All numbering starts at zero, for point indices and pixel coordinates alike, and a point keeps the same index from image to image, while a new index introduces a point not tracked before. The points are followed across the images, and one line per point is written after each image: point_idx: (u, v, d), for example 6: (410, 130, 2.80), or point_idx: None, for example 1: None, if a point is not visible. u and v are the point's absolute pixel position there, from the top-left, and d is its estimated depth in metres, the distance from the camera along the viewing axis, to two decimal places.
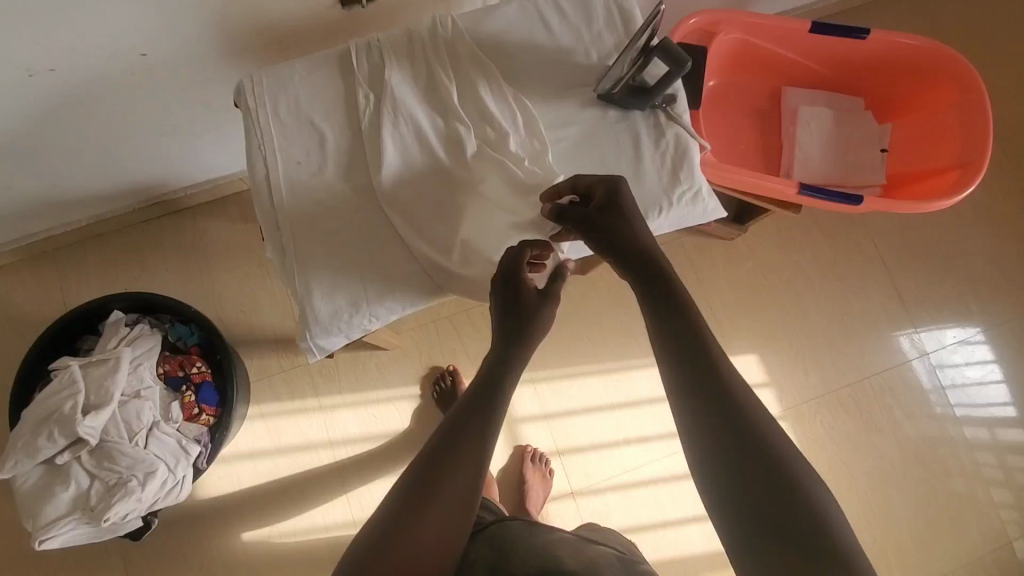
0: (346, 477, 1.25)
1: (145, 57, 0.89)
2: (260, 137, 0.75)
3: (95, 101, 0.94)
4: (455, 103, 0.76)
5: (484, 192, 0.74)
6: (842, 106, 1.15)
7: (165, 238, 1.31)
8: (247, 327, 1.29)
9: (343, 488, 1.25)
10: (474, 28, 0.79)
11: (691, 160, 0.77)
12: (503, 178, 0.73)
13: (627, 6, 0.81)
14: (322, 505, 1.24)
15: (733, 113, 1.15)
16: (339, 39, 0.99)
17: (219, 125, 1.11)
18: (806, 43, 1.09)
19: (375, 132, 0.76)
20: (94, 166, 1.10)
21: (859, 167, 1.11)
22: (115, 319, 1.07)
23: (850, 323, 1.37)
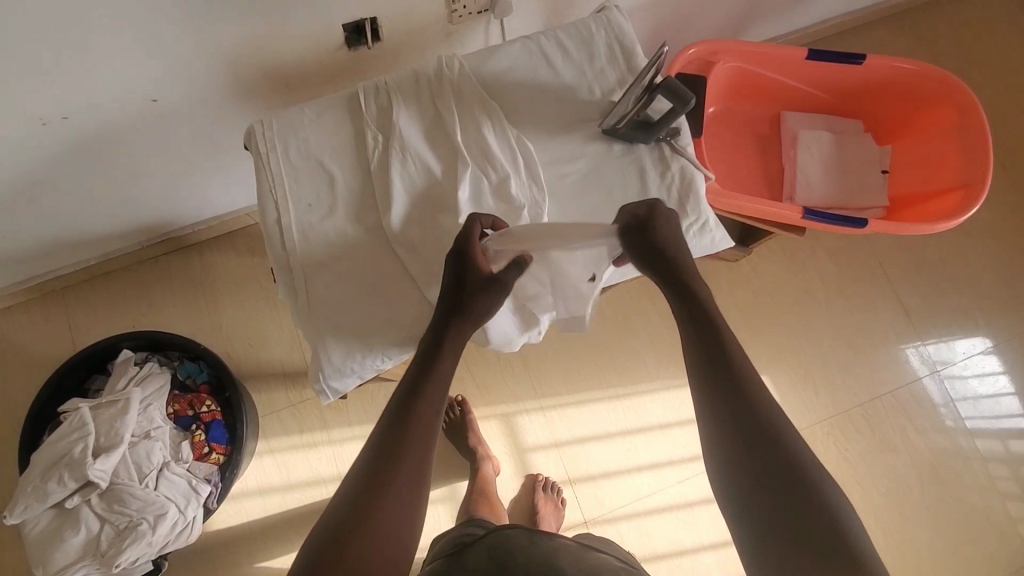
0: None
1: (156, 102, 0.91)
2: (271, 180, 0.76)
3: (106, 145, 0.96)
4: (461, 142, 0.77)
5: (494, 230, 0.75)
6: (842, 128, 1.16)
7: (173, 274, 1.32)
8: (255, 361, 1.28)
9: None
10: (479, 68, 0.81)
11: (697, 192, 0.79)
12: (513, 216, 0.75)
13: (628, 42, 0.83)
14: None
15: (733, 139, 1.16)
16: (346, 78, 1.01)
17: (227, 164, 1.12)
18: (804, 69, 1.10)
19: (384, 172, 0.77)
20: (104, 207, 1.11)
21: (861, 189, 1.12)
22: (125, 357, 1.08)
23: (858, 342, 1.36)
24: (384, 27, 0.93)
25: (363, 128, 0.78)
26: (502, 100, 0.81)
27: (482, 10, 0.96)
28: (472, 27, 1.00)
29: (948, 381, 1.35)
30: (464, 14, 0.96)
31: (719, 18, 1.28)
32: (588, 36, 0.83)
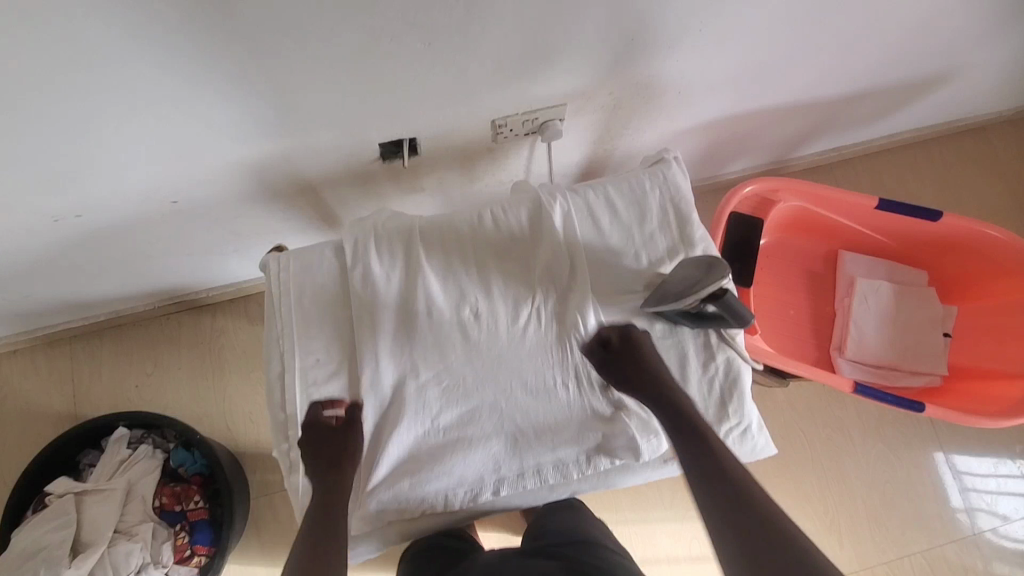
0: None
1: (176, 202, 0.86)
2: (281, 328, 0.70)
3: (120, 234, 0.91)
4: (491, 298, 0.72)
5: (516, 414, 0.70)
6: (904, 278, 1.07)
7: (181, 335, 1.27)
8: (253, 438, 1.23)
9: None
10: (510, 219, 0.75)
11: (742, 389, 0.71)
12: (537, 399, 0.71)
13: (683, 205, 0.75)
14: None
15: (783, 275, 1.09)
16: (379, 182, 0.95)
17: (245, 248, 1.07)
18: (870, 215, 1.02)
19: (405, 330, 0.71)
20: (116, 278, 1.07)
21: (920, 351, 1.02)
22: (120, 436, 1.04)
23: (893, 492, 1.26)
24: (424, 144, 0.86)
25: (384, 275, 0.72)
26: (535, 258, 0.74)
27: (529, 133, 0.90)
28: (517, 146, 0.93)
29: (987, 506, 1.24)
30: (510, 136, 0.89)
31: (781, 136, 1.20)
32: (640, 196, 0.76)
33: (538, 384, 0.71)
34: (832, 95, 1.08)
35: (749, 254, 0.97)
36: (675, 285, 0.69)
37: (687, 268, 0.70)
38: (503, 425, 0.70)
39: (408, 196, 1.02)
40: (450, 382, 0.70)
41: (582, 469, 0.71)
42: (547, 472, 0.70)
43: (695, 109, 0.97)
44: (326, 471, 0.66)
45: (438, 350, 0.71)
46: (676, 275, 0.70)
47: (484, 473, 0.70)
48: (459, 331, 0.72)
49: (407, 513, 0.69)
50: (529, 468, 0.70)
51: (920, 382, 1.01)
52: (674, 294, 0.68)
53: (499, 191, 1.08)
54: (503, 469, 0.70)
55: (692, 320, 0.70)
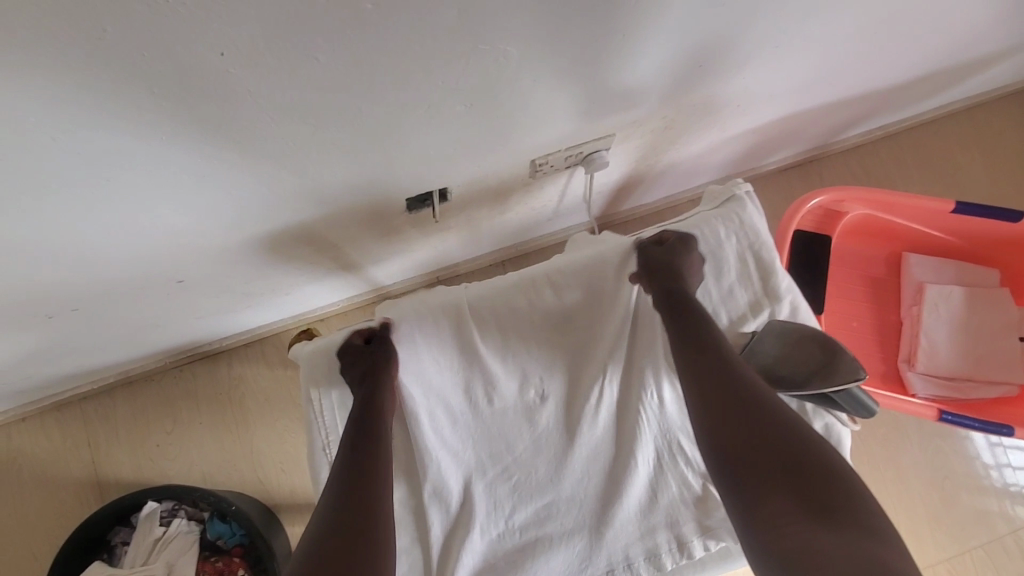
0: None
1: (182, 279, 0.76)
2: (325, 435, 0.66)
3: (122, 313, 0.81)
4: (555, 378, 0.66)
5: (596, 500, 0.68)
6: (975, 280, 0.99)
7: (197, 387, 1.19)
8: (287, 489, 1.17)
9: None
10: (568, 281, 0.63)
11: (843, 460, 0.64)
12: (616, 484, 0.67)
13: (764, 252, 0.66)
14: None
15: (844, 285, 1.01)
16: (403, 229, 0.85)
17: (258, 302, 0.97)
18: (941, 217, 0.94)
19: (469, 419, 0.66)
20: (122, 346, 0.98)
21: (997, 360, 0.95)
22: (150, 512, 0.98)
23: (950, 487, 1.22)
24: (455, 191, 0.76)
25: (436, 364, 0.63)
26: (598, 328, 0.65)
27: (571, 165, 0.79)
28: (555, 177, 0.83)
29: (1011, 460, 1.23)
30: (549, 171, 0.79)
31: (831, 124, 1.09)
32: (716, 245, 0.66)
33: (614, 467, 0.67)
34: (893, 83, 0.97)
35: (815, 275, 0.89)
36: (777, 367, 0.61)
37: (783, 343, 0.61)
38: (583, 516, 0.67)
39: (432, 234, 0.93)
40: (526, 470, 0.67)
41: (677, 555, 0.67)
42: (640, 560, 0.67)
43: (750, 117, 0.86)
44: (364, 382, 0.59)
45: (506, 440, 0.66)
46: (771, 354, 0.61)
47: (577, 568, 0.67)
48: (526, 416, 0.67)
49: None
50: (621, 558, 0.67)
51: (999, 393, 0.94)
52: (785, 383, 0.61)
53: (530, 216, 0.98)
54: (595, 562, 0.67)
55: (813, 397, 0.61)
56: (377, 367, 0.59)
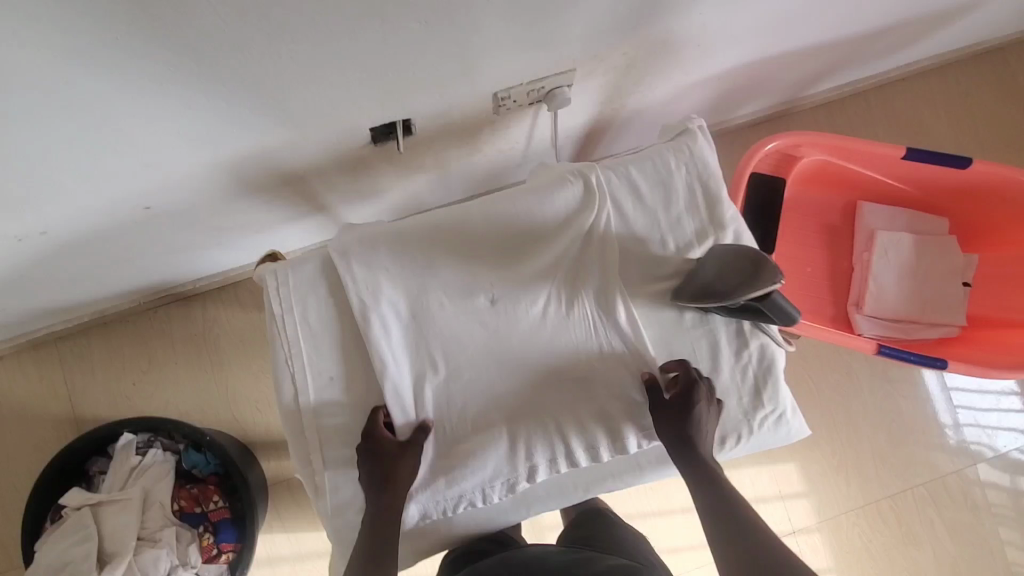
0: None
1: (150, 210, 0.77)
2: (288, 350, 0.66)
3: (91, 246, 0.82)
4: (504, 280, 0.69)
5: (542, 399, 0.70)
6: (926, 227, 1.03)
7: (173, 329, 1.21)
8: (262, 426, 1.21)
9: None
10: (510, 201, 0.69)
11: (776, 376, 0.69)
12: (562, 382, 0.70)
13: (712, 183, 0.70)
14: None
15: (801, 231, 1.05)
16: (371, 166, 0.86)
17: (230, 241, 0.98)
18: (895, 165, 0.97)
19: (423, 326, 0.68)
20: (94, 284, 0.99)
21: (938, 304, 1.01)
22: (126, 442, 1.01)
23: (896, 431, 1.29)
24: (419, 124, 0.77)
25: (396, 286, 0.67)
26: (545, 238, 0.69)
27: (534, 102, 0.80)
28: (519, 115, 0.85)
29: (957, 408, 1.30)
30: (513, 107, 0.80)
31: (797, 76, 1.11)
32: (666, 175, 0.69)
33: (561, 365, 0.70)
34: (857, 32, 0.99)
35: (767, 219, 0.93)
36: (711, 283, 0.64)
37: (721, 262, 0.64)
38: (532, 412, 0.69)
39: (401, 175, 0.94)
40: (476, 371, 0.69)
41: (613, 451, 0.69)
42: (578, 455, 0.69)
43: (714, 60, 0.88)
44: (380, 493, 0.63)
45: (456, 344, 0.68)
46: (709, 272, 0.65)
47: (518, 460, 0.67)
48: (475, 320, 0.69)
49: (442, 512, 0.67)
50: (561, 451, 0.68)
51: (938, 333, 1.00)
52: (716, 292, 0.63)
53: (499, 160, 0.99)
54: (535, 455, 0.68)
55: (744, 312, 0.65)
56: (393, 474, 0.63)
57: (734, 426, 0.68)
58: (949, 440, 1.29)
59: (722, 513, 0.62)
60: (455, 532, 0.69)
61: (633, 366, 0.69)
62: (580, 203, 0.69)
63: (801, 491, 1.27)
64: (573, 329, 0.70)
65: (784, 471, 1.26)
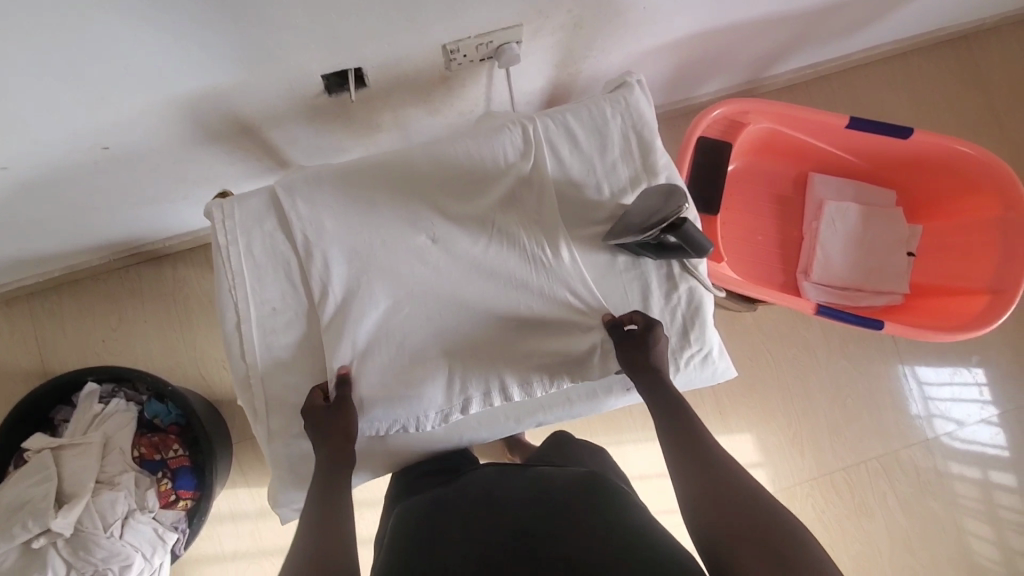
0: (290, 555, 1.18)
1: (109, 149, 0.79)
2: (231, 278, 0.68)
3: (53, 187, 0.85)
4: (445, 220, 0.71)
5: (479, 337, 0.71)
6: (873, 199, 1.07)
7: (143, 287, 1.23)
8: (229, 385, 1.22)
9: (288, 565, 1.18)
10: (452, 144, 0.72)
11: (704, 318, 0.72)
12: (499, 322, 0.71)
13: (646, 133, 0.73)
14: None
15: (753, 200, 1.08)
16: (329, 119, 0.89)
17: (195, 195, 1.01)
18: (841, 135, 1.00)
19: (363, 262, 0.69)
20: (62, 233, 1.01)
21: (884, 272, 1.04)
22: (90, 390, 1.03)
23: (852, 405, 1.32)
24: (372, 74, 0.80)
25: (338, 220, 0.69)
26: (485, 181, 0.71)
27: (484, 58, 0.84)
28: (473, 72, 0.88)
29: (917, 382, 1.33)
30: (464, 62, 0.84)
31: (754, 51, 1.14)
32: (602, 123, 0.72)
33: (500, 305, 0.71)
34: (807, 6, 1.02)
35: (716, 180, 0.95)
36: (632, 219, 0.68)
37: (641, 201, 0.68)
38: (470, 348, 0.70)
39: (362, 132, 0.96)
40: (417, 307, 0.70)
41: (548, 388, 0.70)
42: (513, 391, 0.69)
43: (662, 26, 0.92)
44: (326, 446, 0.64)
45: (396, 279, 0.70)
46: (638, 208, 0.68)
47: (452, 393, 0.69)
48: (415, 256, 0.70)
49: (374, 434, 0.68)
50: (495, 388, 0.69)
51: (883, 301, 1.03)
52: (635, 226, 0.67)
53: (461, 122, 1.02)
54: (469, 390, 0.69)
55: (649, 249, 0.69)
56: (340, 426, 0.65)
57: None
58: (919, 429, 1.31)
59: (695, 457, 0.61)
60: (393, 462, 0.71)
61: (569, 305, 0.70)
62: (519, 148, 0.72)
63: (758, 462, 1.29)
64: (512, 269, 0.71)
65: (741, 441, 1.29)
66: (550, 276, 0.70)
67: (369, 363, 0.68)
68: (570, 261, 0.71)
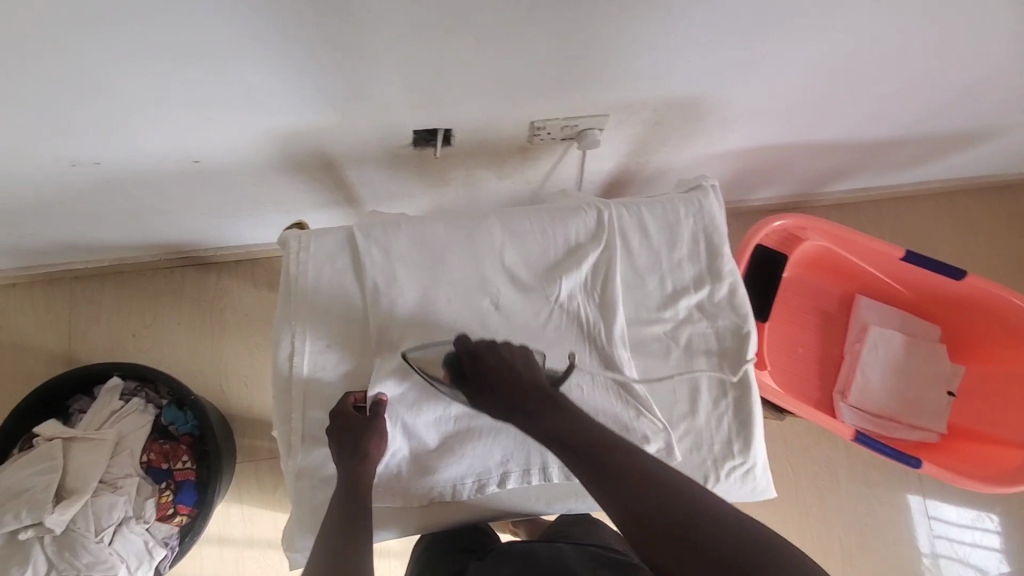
0: None
1: (198, 163, 0.83)
2: (294, 307, 0.69)
3: (134, 188, 0.88)
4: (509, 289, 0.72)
5: None
6: (916, 331, 1.07)
7: (184, 290, 1.25)
8: (246, 403, 1.21)
9: None
10: (527, 216, 0.74)
11: (751, 430, 0.71)
12: None
13: (715, 237, 0.74)
14: None
15: (798, 312, 1.08)
16: (406, 167, 0.92)
17: (260, 215, 1.04)
18: (894, 266, 1.02)
19: (424, 315, 0.70)
20: (126, 228, 1.04)
21: (922, 408, 1.02)
22: (114, 386, 1.03)
23: (870, 536, 1.27)
24: (459, 136, 0.84)
25: (406, 270, 0.71)
26: (555, 257, 0.73)
27: (566, 138, 0.88)
28: (552, 148, 0.91)
29: (929, 514, 1.28)
30: (546, 139, 0.88)
31: (813, 168, 1.18)
32: (674, 221, 0.74)
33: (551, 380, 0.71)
34: (871, 138, 1.07)
35: (768, 289, 0.97)
36: (489, 380, 0.66)
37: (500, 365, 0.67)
38: None
39: (432, 186, 1.00)
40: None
41: None
42: (552, 470, 0.69)
43: (735, 134, 0.96)
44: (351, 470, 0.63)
45: (452, 336, 0.71)
46: (485, 364, 0.66)
47: (492, 461, 0.68)
48: (475, 317, 0.71)
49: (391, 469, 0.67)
50: (535, 463, 0.68)
51: (917, 437, 1.01)
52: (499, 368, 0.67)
53: (526, 190, 1.05)
54: (509, 462, 0.68)
55: (514, 418, 0.64)
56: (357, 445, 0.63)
57: (702, 469, 0.70)
58: (926, 570, 1.25)
59: (625, 496, 0.55)
60: (414, 524, 0.69)
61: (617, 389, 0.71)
62: (593, 231, 0.74)
63: None
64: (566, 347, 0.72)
65: None
66: (603, 360, 0.71)
67: (412, 418, 0.68)
68: (625, 343, 0.72)
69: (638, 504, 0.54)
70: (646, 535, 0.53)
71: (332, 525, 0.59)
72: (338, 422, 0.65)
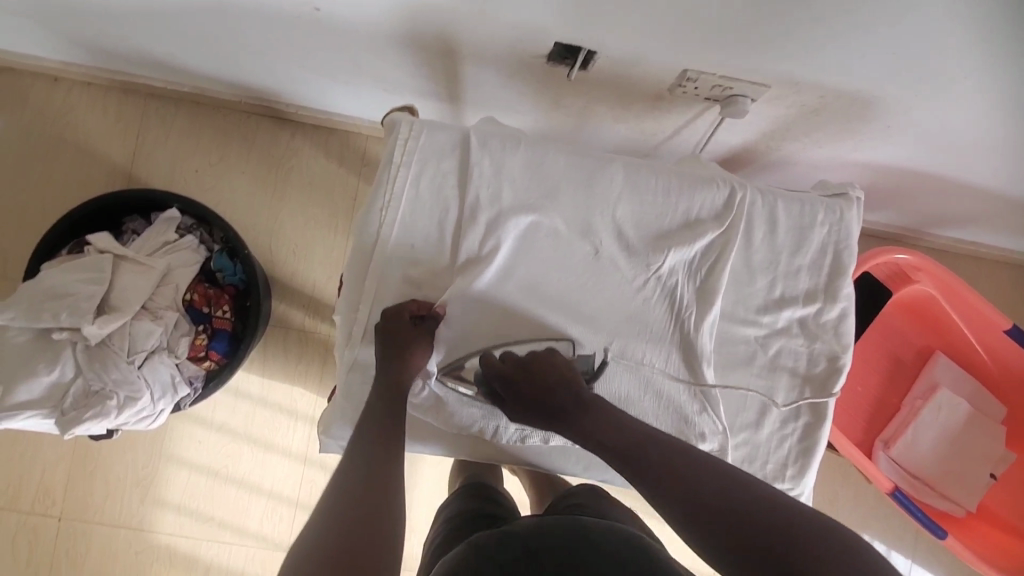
0: (272, 450, 1.17)
1: (318, 12, 0.75)
2: (388, 199, 0.65)
3: (243, 20, 0.81)
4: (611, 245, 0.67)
5: None
6: (984, 405, 1.01)
7: (255, 139, 1.20)
8: (290, 270, 1.19)
9: (267, 457, 1.17)
10: (653, 174, 0.67)
11: (809, 459, 0.68)
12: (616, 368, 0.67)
13: (844, 256, 0.68)
14: (243, 460, 1.16)
15: (870, 350, 1.03)
16: (527, 78, 0.84)
17: (356, 86, 0.97)
18: (992, 334, 0.95)
19: (518, 246, 0.66)
20: (218, 60, 0.98)
21: (962, 481, 0.99)
22: (171, 218, 1.01)
23: None
24: (599, 62, 0.76)
25: (512, 194, 0.66)
26: (670, 226, 0.67)
27: (710, 98, 0.80)
28: (688, 104, 0.83)
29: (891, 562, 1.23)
30: (688, 93, 0.79)
31: (939, 206, 1.08)
32: (807, 226, 0.68)
33: (627, 351, 0.67)
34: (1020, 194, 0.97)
35: None
36: (526, 398, 0.61)
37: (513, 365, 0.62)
38: None
39: (544, 108, 0.92)
40: (548, 309, 0.66)
41: None
42: None
43: (886, 147, 0.86)
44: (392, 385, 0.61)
45: (540, 277, 0.67)
46: (532, 365, 0.61)
47: None
48: (568, 264, 0.67)
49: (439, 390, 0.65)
50: None
51: (946, 507, 0.99)
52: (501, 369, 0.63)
53: (638, 140, 0.96)
54: None
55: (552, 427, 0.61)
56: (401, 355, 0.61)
57: None
58: None
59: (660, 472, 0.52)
60: (449, 446, 0.68)
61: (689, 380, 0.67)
62: (718, 210, 0.67)
63: None
64: (652, 323, 0.67)
65: None
66: (685, 348, 0.67)
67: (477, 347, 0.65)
68: (711, 337, 0.67)
69: (673, 479, 0.51)
70: (681, 511, 0.50)
71: (365, 438, 0.58)
72: (388, 328, 0.62)
